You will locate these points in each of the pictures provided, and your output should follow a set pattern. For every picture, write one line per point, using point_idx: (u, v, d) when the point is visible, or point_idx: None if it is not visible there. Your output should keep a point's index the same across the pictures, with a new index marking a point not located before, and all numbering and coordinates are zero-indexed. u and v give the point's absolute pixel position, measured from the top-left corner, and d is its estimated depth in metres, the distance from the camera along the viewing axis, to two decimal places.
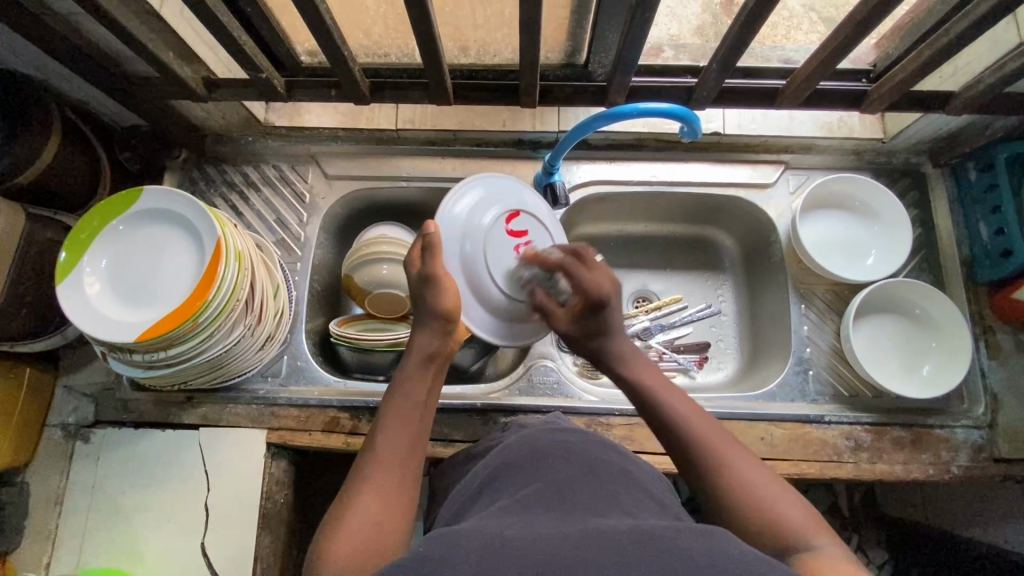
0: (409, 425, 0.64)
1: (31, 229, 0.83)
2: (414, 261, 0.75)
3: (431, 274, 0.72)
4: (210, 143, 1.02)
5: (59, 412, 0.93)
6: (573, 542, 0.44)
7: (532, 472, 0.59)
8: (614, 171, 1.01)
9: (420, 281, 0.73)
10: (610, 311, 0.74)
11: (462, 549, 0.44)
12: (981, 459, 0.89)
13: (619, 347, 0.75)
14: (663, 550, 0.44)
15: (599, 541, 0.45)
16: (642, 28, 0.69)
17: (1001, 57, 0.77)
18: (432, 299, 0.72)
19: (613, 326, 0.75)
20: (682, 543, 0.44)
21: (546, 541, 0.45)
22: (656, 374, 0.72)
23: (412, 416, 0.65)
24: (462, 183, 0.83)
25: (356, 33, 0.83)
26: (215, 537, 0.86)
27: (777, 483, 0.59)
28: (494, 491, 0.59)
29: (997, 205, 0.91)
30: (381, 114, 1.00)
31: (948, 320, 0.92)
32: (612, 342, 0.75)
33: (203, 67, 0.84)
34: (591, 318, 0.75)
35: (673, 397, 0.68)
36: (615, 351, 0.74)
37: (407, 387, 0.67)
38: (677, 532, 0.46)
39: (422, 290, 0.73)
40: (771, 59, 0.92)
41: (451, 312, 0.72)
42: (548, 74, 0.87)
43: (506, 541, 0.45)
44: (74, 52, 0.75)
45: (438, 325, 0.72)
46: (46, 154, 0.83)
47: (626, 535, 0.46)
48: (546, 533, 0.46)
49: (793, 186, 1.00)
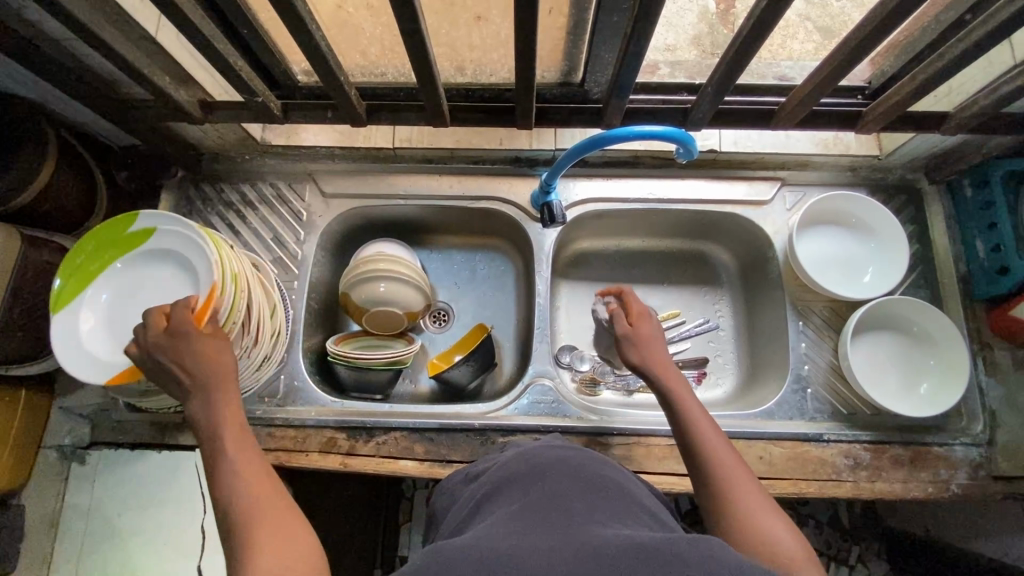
0: (253, 476, 0.62)
1: (28, 251, 0.82)
2: (156, 324, 0.68)
3: (179, 334, 0.66)
4: (208, 162, 1.02)
5: (54, 434, 0.92)
6: (566, 558, 0.44)
7: (529, 484, 0.59)
8: (612, 188, 1.01)
9: (168, 342, 0.66)
10: (652, 327, 0.79)
11: (456, 563, 0.45)
12: (981, 476, 0.89)
13: (645, 356, 0.75)
14: (662, 563, 0.44)
15: (593, 553, 0.45)
16: (638, 54, 0.69)
17: (997, 79, 0.77)
18: (190, 350, 0.66)
19: (644, 338, 0.77)
20: (678, 553, 0.45)
21: (540, 556, 0.45)
22: (680, 382, 0.72)
23: (250, 464, 0.63)
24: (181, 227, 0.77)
25: (352, 54, 0.83)
26: (212, 558, 0.85)
27: (771, 508, 0.60)
28: (491, 503, 0.59)
29: (993, 222, 0.91)
30: (379, 134, 1.02)
31: (947, 338, 0.92)
32: (649, 352, 0.76)
33: (199, 90, 0.84)
34: (639, 325, 0.79)
35: (694, 413, 0.69)
36: (645, 354, 0.75)
37: (225, 447, 0.64)
38: (670, 540, 0.46)
39: (172, 350, 0.66)
40: (767, 75, 0.91)
41: (217, 367, 0.67)
42: (545, 92, 0.86)
43: (502, 555, 0.45)
44: (71, 77, 0.74)
45: (201, 391, 0.66)
46: (42, 175, 0.83)
47: (623, 546, 0.46)
48: (543, 545, 0.46)
49: (790, 203, 1.00)
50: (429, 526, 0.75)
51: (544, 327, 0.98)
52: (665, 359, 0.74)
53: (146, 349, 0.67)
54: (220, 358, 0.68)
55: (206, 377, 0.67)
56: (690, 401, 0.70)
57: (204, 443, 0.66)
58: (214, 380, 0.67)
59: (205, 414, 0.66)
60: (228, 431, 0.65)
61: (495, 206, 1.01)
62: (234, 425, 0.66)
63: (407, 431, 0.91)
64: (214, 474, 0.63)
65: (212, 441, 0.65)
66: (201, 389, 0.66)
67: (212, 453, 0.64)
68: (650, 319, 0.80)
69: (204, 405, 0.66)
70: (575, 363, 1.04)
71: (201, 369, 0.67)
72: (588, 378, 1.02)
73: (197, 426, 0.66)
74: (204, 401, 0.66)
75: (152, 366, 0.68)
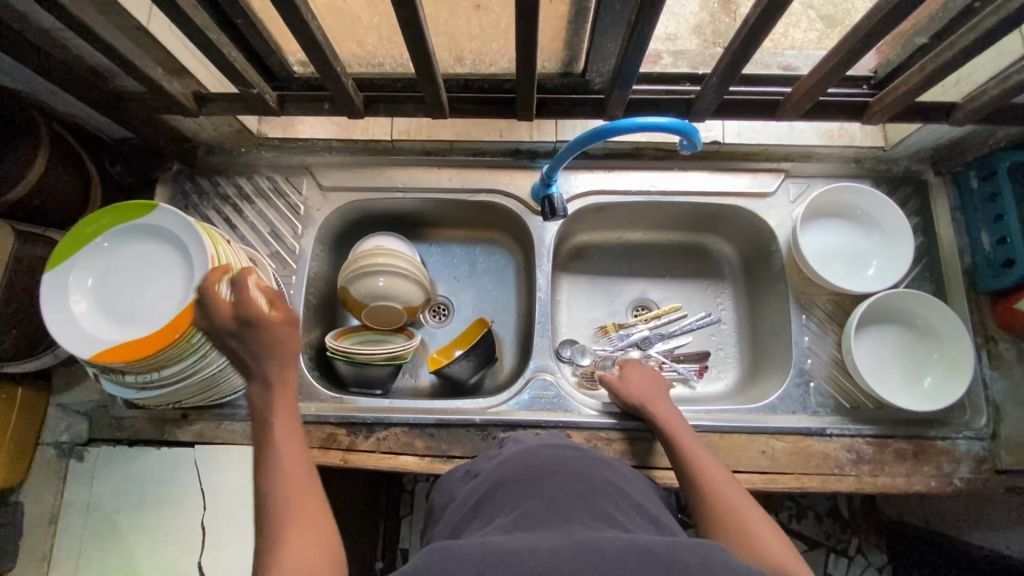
0: (296, 475, 0.61)
1: (20, 247, 0.81)
2: (219, 306, 0.64)
3: (251, 317, 0.63)
4: (203, 155, 1.00)
5: (52, 430, 0.92)
6: (568, 557, 0.44)
7: (527, 485, 0.58)
8: (614, 181, 1.00)
9: (240, 325, 0.63)
10: (647, 377, 0.89)
11: (459, 563, 0.44)
12: (983, 470, 0.89)
13: (637, 393, 0.87)
14: (663, 566, 0.43)
15: (594, 554, 0.44)
16: (642, 43, 0.68)
17: (1007, 69, 0.76)
18: (260, 339, 0.63)
19: (636, 378, 0.89)
20: (681, 559, 0.44)
21: (542, 555, 0.45)
22: (674, 416, 0.83)
23: (297, 465, 0.62)
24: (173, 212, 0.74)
25: (349, 44, 0.80)
26: (212, 555, 0.85)
27: (756, 510, 0.67)
28: (490, 505, 0.58)
29: (999, 214, 0.90)
30: (376, 125, 0.99)
31: (950, 332, 0.92)
32: (645, 399, 0.86)
33: (193, 82, 0.82)
34: (635, 376, 0.90)
35: (686, 440, 0.78)
36: (635, 395, 0.87)
37: (278, 443, 0.63)
38: (671, 544, 0.46)
39: (243, 335, 0.63)
40: (771, 65, 0.89)
41: (286, 359, 0.65)
42: (546, 83, 0.85)
43: (504, 554, 0.45)
44: (60, 68, 0.72)
45: (264, 380, 0.65)
46: (35, 170, 0.81)
47: (625, 550, 0.45)
48: (545, 545, 0.46)
49: (794, 195, 0.99)
50: (427, 524, 0.74)
51: (545, 321, 0.97)
52: (656, 394, 0.87)
53: (219, 328, 0.64)
54: (285, 349, 0.65)
55: (272, 369, 0.64)
56: (678, 426, 0.81)
57: (256, 433, 0.64)
58: (281, 373, 0.65)
59: (263, 401, 0.65)
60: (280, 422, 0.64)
61: (496, 200, 1.00)
62: (288, 421, 0.64)
63: (407, 427, 0.90)
64: (261, 468, 0.62)
65: (265, 435, 0.63)
66: (264, 378, 0.65)
67: (264, 445, 0.63)
68: (644, 370, 0.91)
69: (264, 392, 0.65)
70: (575, 357, 1.02)
71: (266, 357, 0.64)
72: (589, 372, 1.00)
73: (253, 412, 0.65)
74: (264, 389, 0.65)
75: (223, 344, 0.64)
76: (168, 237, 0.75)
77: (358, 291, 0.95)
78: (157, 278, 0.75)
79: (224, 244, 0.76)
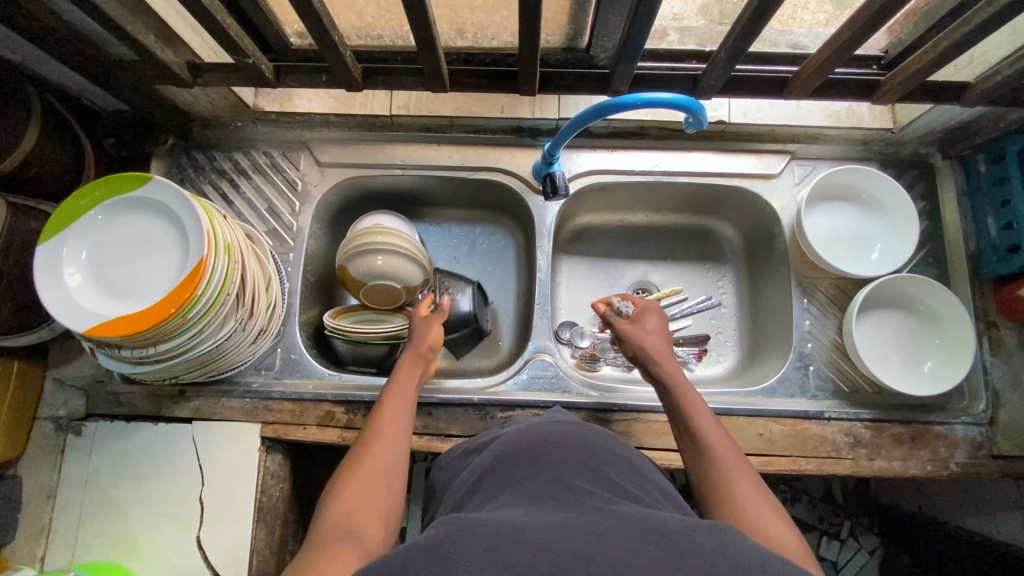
0: (394, 435, 0.72)
1: (15, 221, 0.80)
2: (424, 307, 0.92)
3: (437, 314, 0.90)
4: (199, 128, 0.99)
5: (49, 405, 0.92)
6: (584, 538, 0.44)
7: (531, 460, 0.58)
8: (616, 160, 0.99)
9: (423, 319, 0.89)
10: (653, 333, 0.85)
11: (472, 537, 0.44)
12: (980, 455, 0.89)
13: (650, 342, 0.83)
14: (679, 547, 0.44)
15: (610, 537, 0.44)
16: (648, 16, 0.66)
17: (1020, 49, 0.74)
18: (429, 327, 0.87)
19: (650, 328, 0.85)
20: (694, 538, 0.45)
21: (556, 535, 0.44)
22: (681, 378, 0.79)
23: (395, 423, 0.73)
24: (168, 186, 0.73)
25: (348, 14, 0.78)
26: (210, 528, 0.85)
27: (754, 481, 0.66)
28: (495, 478, 0.58)
29: (1006, 199, 0.89)
30: (375, 99, 0.97)
31: (952, 314, 0.91)
32: (649, 356, 0.82)
33: (188, 51, 0.80)
34: (647, 331, 0.85)
35: (691, 401, 0.75)
36: (642, 351, 0.83)
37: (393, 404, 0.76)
38: (687, 526, 0.46)
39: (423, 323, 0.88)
40: (779, 44, 0.85)
41: (435, 346, 0.86)
42: (548, 58, 0.83)
43: (518, 534, 0.45)
44: (54, 36, 0.71)
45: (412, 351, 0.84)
46: (27, 140, 0.79)
47: (638, 532, 0.45)
48: (557, 521, 0.46)
49: (799, 176, 0.98)
50: (428, 502, 0.74)
51: (544, 302, 0.97)
52: (666, 348, 0.83)
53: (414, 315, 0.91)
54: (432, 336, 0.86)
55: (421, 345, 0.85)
56: (684, 383, 0.78)
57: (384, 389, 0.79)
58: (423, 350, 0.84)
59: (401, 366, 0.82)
60: (390, 387, 0.79)
61: (495, 177, 0.99)
62: (404, 389, 0.79)
63: None
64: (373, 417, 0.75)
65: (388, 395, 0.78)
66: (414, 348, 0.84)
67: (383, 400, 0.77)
68: (661, 323, 0.87)
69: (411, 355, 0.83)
70: (575, 339, 1.02)
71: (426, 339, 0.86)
72: (588, 354, 1.00)
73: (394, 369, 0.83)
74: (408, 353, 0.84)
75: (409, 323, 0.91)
76: (163, 209, 0.74)
77: (359, 269, 0.94)
78: (154, 250, 0.74)
79: (219, 219, 0.74)
